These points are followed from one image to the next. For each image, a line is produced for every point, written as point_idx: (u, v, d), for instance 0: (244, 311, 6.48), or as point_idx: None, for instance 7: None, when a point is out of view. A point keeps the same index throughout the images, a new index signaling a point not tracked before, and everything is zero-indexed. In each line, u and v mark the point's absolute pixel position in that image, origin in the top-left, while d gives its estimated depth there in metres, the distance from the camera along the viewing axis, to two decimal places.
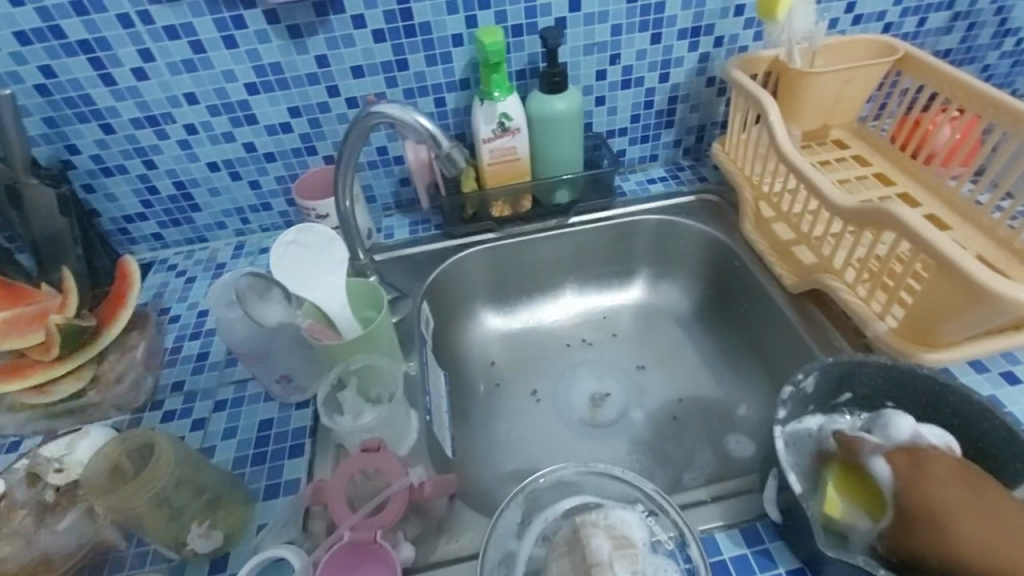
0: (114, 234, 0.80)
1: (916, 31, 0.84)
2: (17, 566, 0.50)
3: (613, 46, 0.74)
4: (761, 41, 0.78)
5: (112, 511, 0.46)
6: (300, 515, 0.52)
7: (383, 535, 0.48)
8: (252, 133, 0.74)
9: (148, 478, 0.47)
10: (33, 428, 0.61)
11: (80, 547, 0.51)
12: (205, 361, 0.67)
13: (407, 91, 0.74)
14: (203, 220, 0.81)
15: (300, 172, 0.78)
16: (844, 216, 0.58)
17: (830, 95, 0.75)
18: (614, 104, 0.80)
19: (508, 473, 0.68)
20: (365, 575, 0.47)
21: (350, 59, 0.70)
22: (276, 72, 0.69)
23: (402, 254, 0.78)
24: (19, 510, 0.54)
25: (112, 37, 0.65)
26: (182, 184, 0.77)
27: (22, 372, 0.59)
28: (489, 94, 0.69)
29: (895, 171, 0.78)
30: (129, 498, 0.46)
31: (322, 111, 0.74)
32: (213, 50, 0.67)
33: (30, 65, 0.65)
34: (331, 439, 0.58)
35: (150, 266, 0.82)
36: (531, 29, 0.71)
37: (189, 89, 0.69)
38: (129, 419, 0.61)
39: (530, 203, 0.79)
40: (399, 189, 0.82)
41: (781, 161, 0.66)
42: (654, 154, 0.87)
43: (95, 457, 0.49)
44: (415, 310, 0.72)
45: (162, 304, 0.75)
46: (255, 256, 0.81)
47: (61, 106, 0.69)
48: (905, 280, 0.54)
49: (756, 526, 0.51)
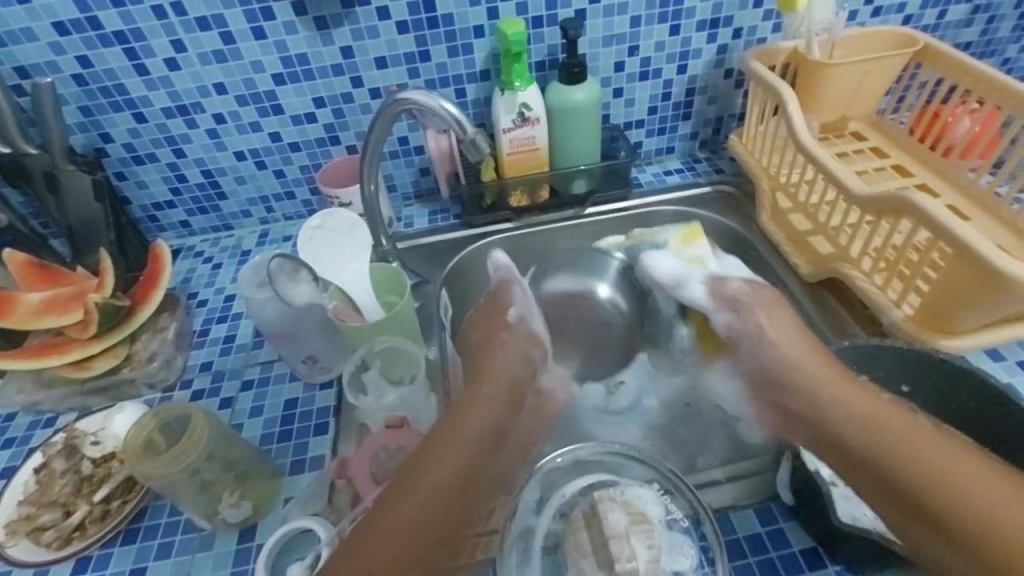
0: (143, 221, 0.83)
1: (937, 23, 0.83)
2: (57, 532, 0.53)
3: (632, 38, 0.75)
4: (779, 33, 0.79)
5: (149, 478, 0.48)
6: (325, 489, 0.54)
7: None
8: (278, 123, 0.76)
9: (183, 449, 0.49)
10: (69, 405, 0.64)
11: (117, 515, 0.53)
12: (232, 343, 0.69)
13: (428, 82, 0.75)
14: (229, 208, 0.83)
15: (323, 162, 0.80)
16: (863, 204, 0.58)
17: (848, 87, 0.76)
18: (632, 96, 0.81)
19: None
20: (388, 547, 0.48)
21: (374, 50, 0.71)
22: (302, 63, 0.71)
23: (421, 242, 0.80)
24: (58, 480, 0.56)
25: (146, 28, 0.67)
26: (210, 172, 0.79)
27: (61, 349, 0.62)
28: (509, 84, 0.70)
29: (913, 163, 0.78)
30: (166, 467, 0.48)
31: (346, 102, 0.75)
32: (242, 41, 0.69)
33: (68, 55, 0.68)
34: (354, 418, 0.59)
35: (177, 252, 0.84)
36: (551, 21, 0.73)
37: (218, 80, 0.71)
38: (160, 397, 0.64)
39: (547, 193, 0.80)
40: (419, 179, 0.84)
41: (799, 151, 0.66)
42: (671, 146, 0.88)
43: (130, 431, 0.51)
44: (435, 296, 0.73)
45: (189, 289, 0.77)
46: (278, 243, 0.83)
47: (96, 96, 0.71)
48: (922, 268, 0.55)
49: (770, 507, 0.52)
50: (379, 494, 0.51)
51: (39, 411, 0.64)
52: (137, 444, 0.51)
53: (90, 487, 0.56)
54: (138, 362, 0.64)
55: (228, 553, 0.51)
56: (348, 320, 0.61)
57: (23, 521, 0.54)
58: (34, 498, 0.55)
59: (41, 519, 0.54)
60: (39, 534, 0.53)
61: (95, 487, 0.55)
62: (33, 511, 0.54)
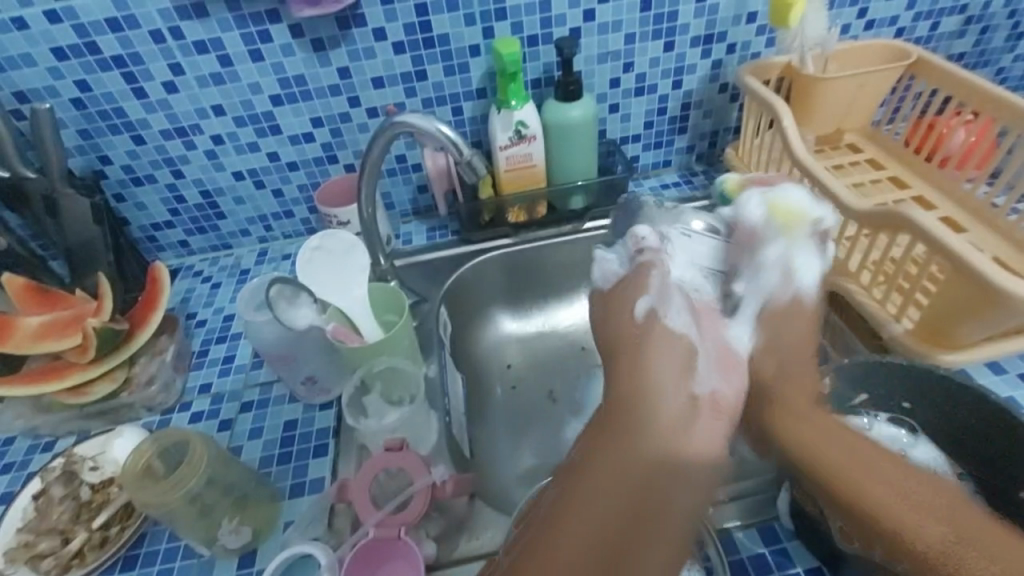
0: (142, 241, 0.83)
1: (929, 35, 0.84)
2: (55, 560, 0.52)
3: (627, 54, 0.76)
4: (773, 48, 0.79)
5: (147, 505, 0.49)
6: (325, 513, 0.53)
7: (407, 532, 0.50)
8: (276, 143, 0.76)
9: (180, 478, 0.49)
10: (67, 429, 0.63)
11: (116, 541, 0.53)
12: (231, 364, 0.69)
13: (425, 101, 0.75)
14: (227, 227, 0.83)
15: (322, 180, 0.81)
16: (859, 218, 0.58)
17: (843, 100, 0.76)
18: (628, 111, 0.82)
19: (526, 471, 0.70)
20: (393, 570, 0.48)
21: (371, 71, 0.72)
22: (299, 83, 0.72)
23: (420, 259, 0.80)
24: (56, 507, 0.56)
25: (145, 52, 0.67)
26: (209, 192, 0.80)
27: (60, 374, 0.62)
28: (506, 102, 0.71)
29: (909, 174, 0.78)
30: (164, 495, 0.48)
31: (343, 122, 0.76)
32: (240, 63, 0.69)
33: (67, 79, 0.68)
34: (354, 439, 0.59)
35: (176, 272, 0.84)
36: (546, 39, 0.73)
37: (216, 102, 0.72)
38: (159, 420, 0.64)
39: (545, 210, 0.80)
40: (416, 197, 0.84)
41: (795, 166, 0.67)
42: (668, 160, 0.89)
43: (129, 458, 0.50)
44: (433, 313, 0.74)
45: (188, 309, 0.77)
46: (277, 262, 0.83)
47: (95, 119, 0.71)
48: (921, 281, 0.55)
49: (774, 525, 0.52)
50: (381, 517, 0.50)
51: (38, 436, 0.64)
52: (135, 471, 0.50)
53: (89, 513, 0.55)
54: (137, 385, 0.64)
55: None
56: (347, 341, 0.60)
57: (21, 549, 0.53)
58: (32, 525, 0.55)
59: (39, 546, 0.53)
60: (38, 562, 0.53)
61: (93, 513, 0.55)
62: (32, 539, 0.54)
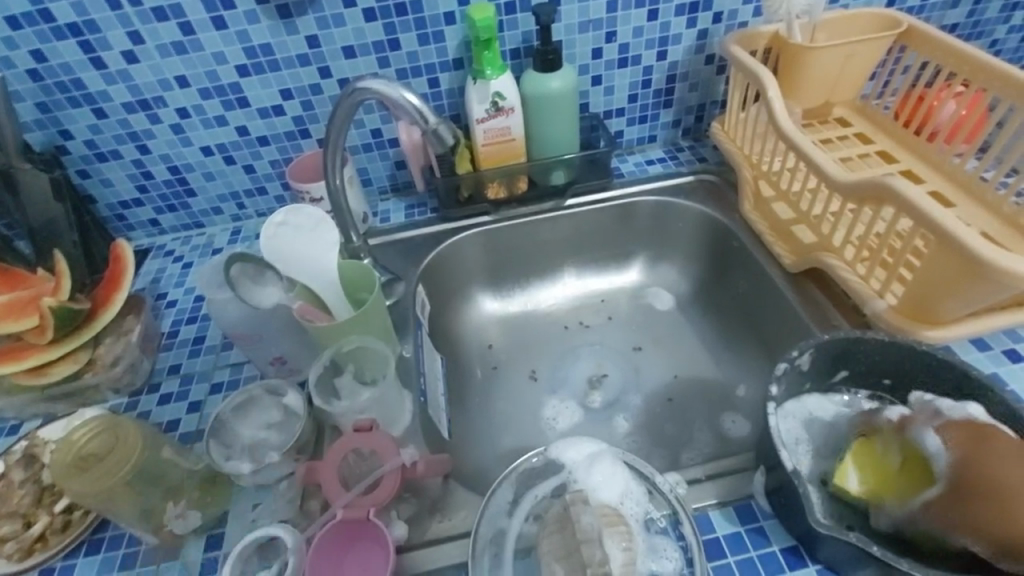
0: (111, 220, 0.80)
1: (921, 5, 0.81)
2: (17, 545, 0.51)
3: (609, 23, 0.73)
4: (760, 17, 0.77)
5: (82, 496, 0.46)
6: (295, 494, 0.52)
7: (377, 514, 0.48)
8: (245, 116, 0.73)
9: (112, 465, 0.46)
10: (32, 412, 0.62)
11: (79, 525, 0.52)
12: (202, 344, 0.67)
13: (400, 71, 0.73)
14: (199, 205, 0.81)
15: (294, 156, 0.78)
16: (844, 192, 0.56)
17: (832, 72, 0.73)
18: (611, 84, 0.79)
19: (504, 453, 0.69)
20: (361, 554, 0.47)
21: (342, 39, 0.69)
22: (266, 53, 0.69)
23: (399, 237, 0.78)
24: (17, 491, 0.54)
25: (102, 19, 0.64)
26: (177, 169, 0.77)
27: (18, 356, 0.59)
28: (481, 72, 0.68)
29: (897, 148, 0.76)
30: (96, 483, 0.46)
31: (314, 94, 0.73)
32: (203, 31, 0.66)
33: (22, 49, 0.65)
34: (325, 421, 0.57)
35: (147, 252, 0.82)
36: (524, 7, 0.70)
37: (180, 72, 0.69)
38: (126, 402, 0.62)
39: (525, 185, 0.78)
40: (394, 173, 0.82)
41: (780, 139, 0.65)
42: (653, 135, 0.86)
43: (58, 450, 0.48)
44: (410, 293, 0.71)
45: (158, 289, 0.75)
46: (251, 241, 0.81)
47: (52, 91, 0.68)
48: (904, 256, 0.53)
49: (750, 504, 0.50)
50: (352, 500, 0.48)
51: (2, 419, 0.63)
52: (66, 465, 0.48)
53: (51, 497, 0.54)
54: (100, 367, 0.61)
55: (193, 563, 0.49)
56: (315, 321, 0.58)
57: None
58: None
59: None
60: None
61: (55, 497, 0.53)
62: None
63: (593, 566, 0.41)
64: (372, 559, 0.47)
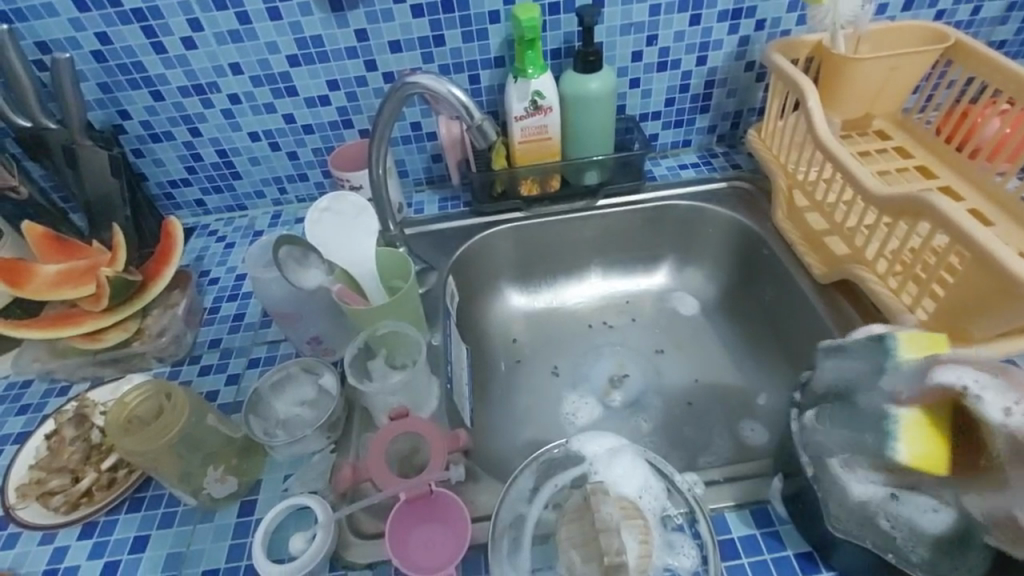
0: (160, 198, 0.84)
1: (970, 19, 0.80)
2: (65, 497, 0.54)
3: (651, 27, 0.74)
4: (804, 26, 0.76)
5: (133, 454, 0.49)
6: (326, 468, 0.55)
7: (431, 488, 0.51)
8: (292, 104, 0.76)
9: (163, 428, 0.49)
10: (81, 374, 0.66)
11: (123, 484, 0.55)
12: (241, 321, 0.70)
13: (442, 67, 0.75)
14: (243, 187, 0.84)
15: (336, 145, 0.81)
16: (880, 205, 0.56)
17: (874, 84, 0.73)
18: (649, 87, 0.80)
19: (524, 444, 0.70)
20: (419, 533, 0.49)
21: (389, 34, 0.71)
22: (317, 44, 0.71)
23: (431, 228, 0.80)
24: (67, 447, 0.58)
25: (164, 6, 0.67)
26: (225, 152, 0.80)
27: (74, 320, 0.63)
28: (523, 71, 0.69)
29: (937, 164, 0.75)
30: (147, 444, 0.49)
31: (359, 86, 0.75)
32: (258, 21, 0.69)
33: (88, 31, 0.68)
34: (357, 402, 0.60)
35: (192, 230, 0.86)
36: (568, 7, 0.71)
37: (234, 60, 0.72)
38: (169, 371, 0.65)
39: (558, 184, 0.79)
40: (430, 165, 0.84)
41: (818, 148, 0.65)
42: (688, 140, 0.87)
43: (115, 406, 0.51)
44: (441, 283, 0.73)
45: (202, 267, 0.79)
46: (290, 225, 0.84)
47: (115, 73, 0.72)
48: (938, 272, 0.53)
49: (767, 508, 0.51)
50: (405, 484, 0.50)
51: (54, 380, 0.66)
52: (119, 424, 0.51)
53: (98, 456, 0.57)
54: (148, 336, 0.65)
55: (227, 526, 0.52)
56: (352, 304, 0.60)
57: (34, 485, 0.56)
58: (45, 462, 0.57)
59: (50, 484, 0.56)
60: (48, 498, 0.55)
61: (102, 455, 0.57)
62: (44, 476, 0.56)
63: (610, 555, 0.42)
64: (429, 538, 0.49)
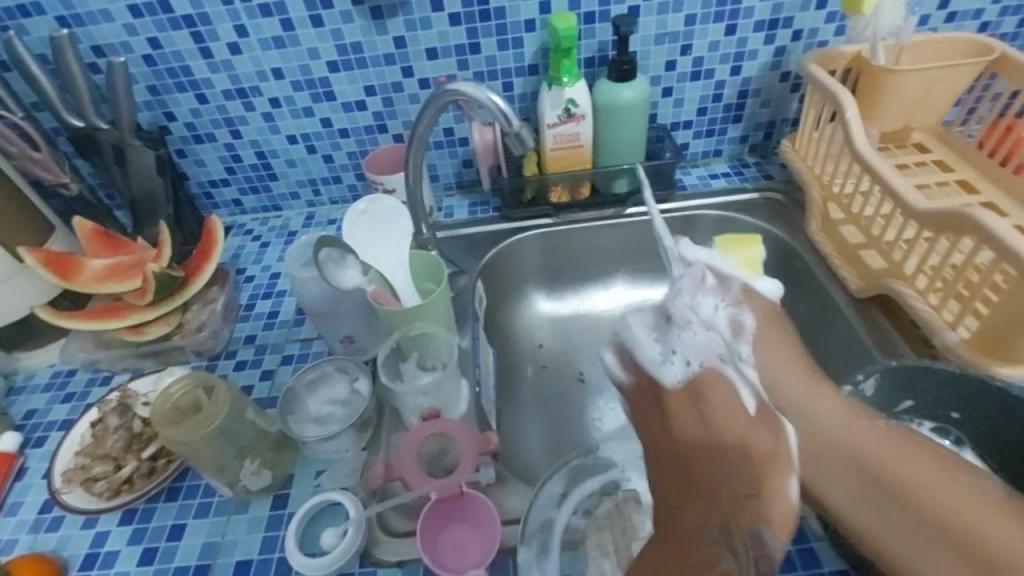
0: (200, 197, 0.87)
1: (1016, 31, 0.78)
2: (108, 484, 0.56)
3: (686, 36, 0.74)
4: (842, 36, 0.76)
5: (175, 446, 0.50)
6: (359, 467, 0.56)
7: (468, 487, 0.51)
8: (330, 108, 0.78)
9: (205, 418, 0.51)
10: (123, 365, 0.68)
11: (161, 473, 0.57)
12: (275, 319, 0.72)
13: (477, 74, 0.76)
14: (279, 189, 0.87)
15: (371, 149, 0.82)
16: (921, 218, 0.55)
17: (914, 96, 0.72)
18: (682, 96, 0.80)
19: (549, 449, 0.70)
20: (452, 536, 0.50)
21: (426, 41, 0.73)
22: (356, 51, 0.73)
23: (462, 233, 0.81)
24: (111, 435, 0.60)
25: (213, 13, 0.70)
26: (264, 154, 0.83)
27: (120, 313, 0.65)
28: (558, 79, 0.70)
29: (979, 178, 0.73)
30: (186, 435, 0.50)
31: (396, 91, 0.77)
32: (301, 28, 0.71)
33: (141, 36, 0.71)
34: (387, 402, 0.61)
35: (229, 229, 0.88)
36: (603, 17, 0.72)
37: (276, 65, 0.74)
38: (206, 365, 0.67)
39: (588, 191, 0.80)
40: (461, 170, 0.85)
41: (855, 160, 0.64)
42: (719, 149, 0.87)
43: (159, 399, 0.53)
44: (470, 287, 0.74)
45: (238, 265, 0.81)
46: (323, 226, 0.86)
47: (163, 76, 0.75)
48: (981, 289, 0.52)
49: (800, 525, 0.50)
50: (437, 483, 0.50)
51: (98, 370, 0.69)
52: (164, 414, 0.53)
53: (139, 445, 0.59)
54: (188, 330, 0.68)
55: (261, 518, 0.53)
56: (386, 304, 0.60)
57: (79, 471, 0.58)
58: (89, 449, 0.59)
59: (93, 470, 0.58)
60: (91, 484, 0.57)
61: (143, 445, 0.59)
62: (88, 462, 0.58)
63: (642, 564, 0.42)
64: (463, 539, 0.49)
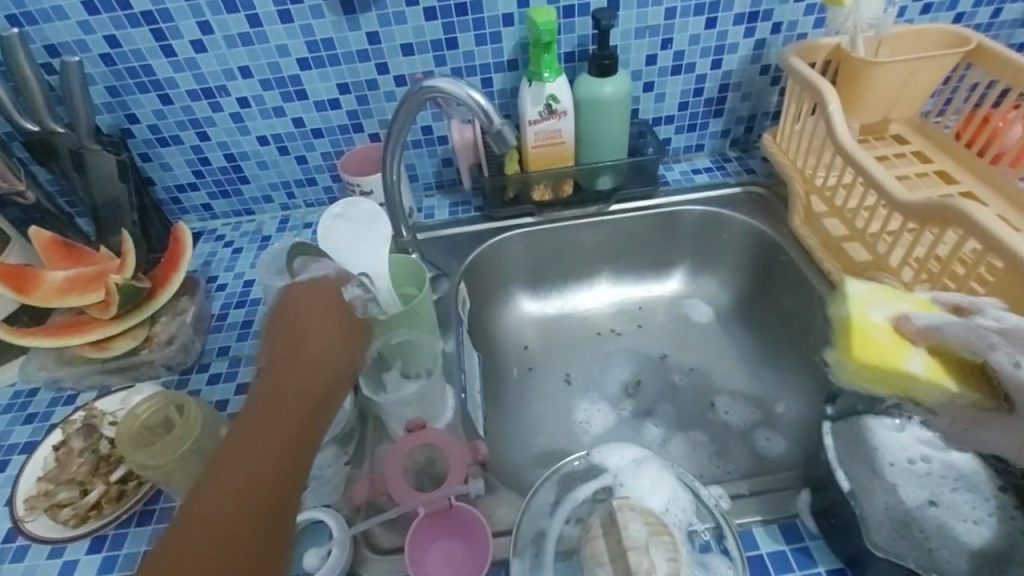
0: (167, 203, 0.83)
1: (989, 22, 0.79)
2: (74, 511, 0.53)
3: (666, 30, 0.73)
4: (821, 29, 0.75)
5: (145, 467, 0.48)
6: (341, 482, 0.54)
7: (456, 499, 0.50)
8: (302, 108, 0.75)
9: (179, 436, 0.48)
10: (88, 383, 0.65)
11: (132, 496, 0.54)
12: (250, 328, 0.69)
13: (454, 70, 0.74)
14: (251, 192, 0.83)
15: (346, 149, 0.79)
16: (906, 211, 0.55)
17: (893, 87, 0.72)
18: (663, 90, 0.79)
19: (538, 453, 0.69)
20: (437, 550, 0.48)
21: (401, 37, 0.70)
22: (328, 47, 0.70)
23: (443, 233, 0.79)
24: (77, 458, 0.57)
25: (175, 9, 0.66)
26: (233, 156, 0.79)
27: (83, 328, 0.62)
28: (538, 74, 0.68)
29: (956, 169, 0.74)
30: (158, 456, 0.48)
31: (371, 89, 0.74)
32: (269, 24, 0.68)
33: (97, 34, 0.67)
34: (370, 411, 0.59)
35: (199, 235, 0.85)
36: (583, 11, 0.70)
37: (244, 63, 0.71)
38: (177, 379, 0.64)
39: (570, 189, 0.78)
40: (441, 169, 0.83)
41: (838, 153, 0.63)
42: (700, 144, 0.86)
43: (128, 416, 0.51)
44: (453, 290, 0.72)
45: (209, 272, 0.78)
46: (298, 230, 0.83)
47: (124, 76, 0.71)
48: (969, 281, 0.51)
49: (795, 523, 0.50)
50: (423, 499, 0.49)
51: (61, 388, 0.65)
52: (134, 433, 0.50)
53: (107, 467, 0.56)
54: (157, 344, 0.64)
55: None
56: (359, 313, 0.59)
57: (42, 498, 0.55)
58: (53, 474, 0.56)
59: (59, 496, 0.55)
60: (57, 511, 0.54)
61: (111, 467, 0.56)
62: (51, 487, 0.55)
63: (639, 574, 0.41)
64: (452, 552, 0.48)
